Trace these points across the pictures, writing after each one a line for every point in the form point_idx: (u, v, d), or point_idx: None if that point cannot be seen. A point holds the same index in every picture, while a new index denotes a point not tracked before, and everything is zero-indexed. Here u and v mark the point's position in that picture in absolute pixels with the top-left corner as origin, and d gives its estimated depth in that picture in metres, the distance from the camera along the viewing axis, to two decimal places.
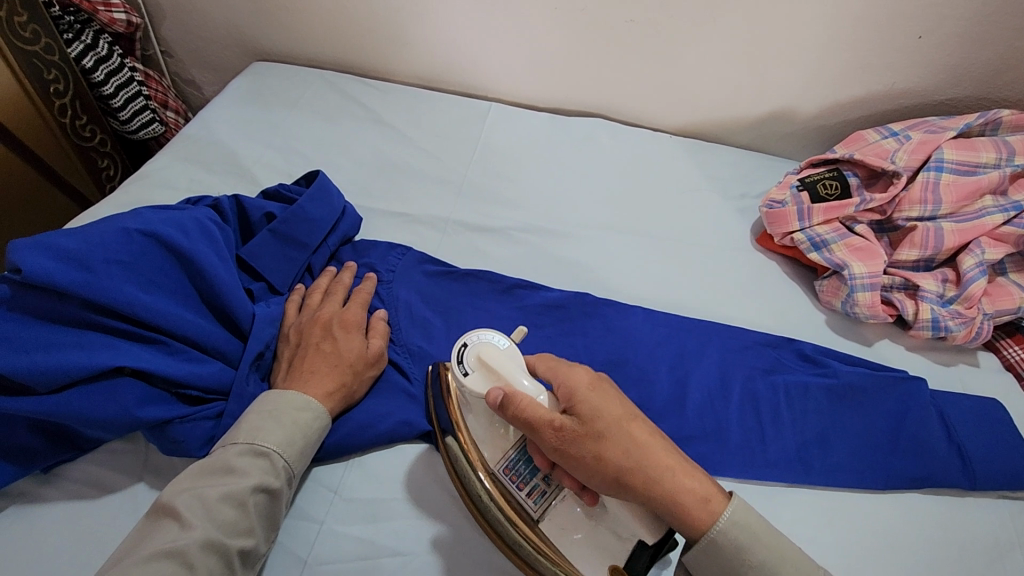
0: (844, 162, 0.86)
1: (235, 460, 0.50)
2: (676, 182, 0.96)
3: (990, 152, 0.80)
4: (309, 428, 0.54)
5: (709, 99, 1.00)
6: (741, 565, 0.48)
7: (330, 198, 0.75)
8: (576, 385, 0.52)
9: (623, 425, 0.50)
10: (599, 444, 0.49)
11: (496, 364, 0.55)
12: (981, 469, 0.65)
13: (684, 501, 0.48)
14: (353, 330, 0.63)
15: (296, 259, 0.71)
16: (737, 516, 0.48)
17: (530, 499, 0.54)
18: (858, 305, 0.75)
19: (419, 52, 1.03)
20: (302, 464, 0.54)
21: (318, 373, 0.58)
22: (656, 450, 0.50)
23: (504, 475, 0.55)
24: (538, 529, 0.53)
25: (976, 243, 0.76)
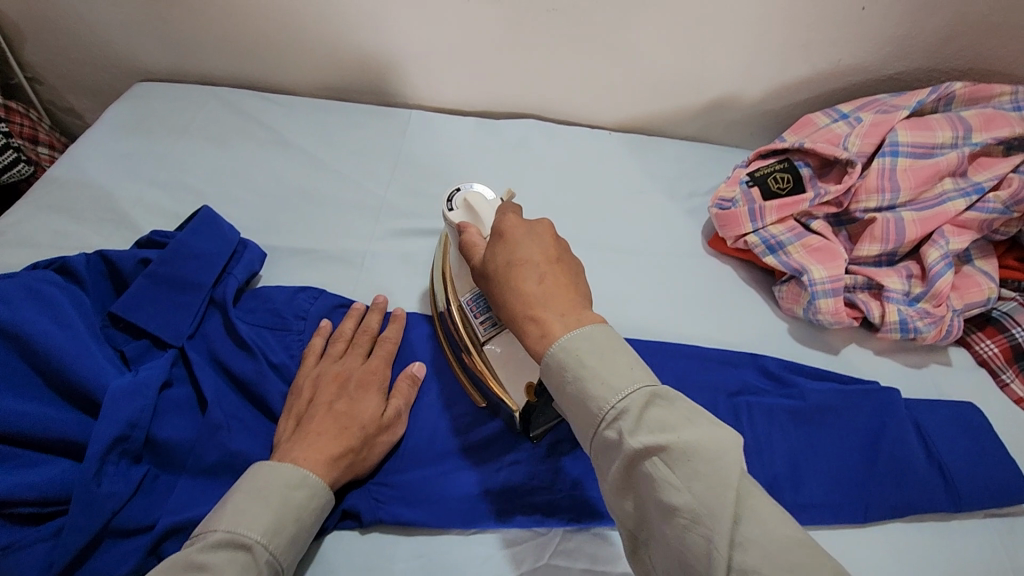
0: (795, 151, 0.79)
1: (210, 554, 0.42)
2: (617, 183, 0.88)
3: (946, 130, 0.73)
4: (303, 511, 0.48)
5: (645, 91, 0.92)
6: (602, 416, 0.40)
7: (221, 231, 0.66)
8: (509, 226, 0.49)
9: (534, 267, 0.47)
10: (486, 283, 0.50)
11: (476, 206, 0.58)
12: (965, 488, 0.59)
13: (529, 326, 0.45)
14: (371, 389, 0.58)
15: (189, 303, 0.60)
16: (575, 342, 0.42)
17: (480, 325, 0.57)
18: (821, 312, 0.69)
19: (322, 59, 0.92)
20: (289, 557, 0.46)
21: (325, 435, 0.52)
22: (537, 297, 0.45)
23: (466, 304, 0.59)
24: (478, 353, 0.57)
25: (940, 232, 0.70)
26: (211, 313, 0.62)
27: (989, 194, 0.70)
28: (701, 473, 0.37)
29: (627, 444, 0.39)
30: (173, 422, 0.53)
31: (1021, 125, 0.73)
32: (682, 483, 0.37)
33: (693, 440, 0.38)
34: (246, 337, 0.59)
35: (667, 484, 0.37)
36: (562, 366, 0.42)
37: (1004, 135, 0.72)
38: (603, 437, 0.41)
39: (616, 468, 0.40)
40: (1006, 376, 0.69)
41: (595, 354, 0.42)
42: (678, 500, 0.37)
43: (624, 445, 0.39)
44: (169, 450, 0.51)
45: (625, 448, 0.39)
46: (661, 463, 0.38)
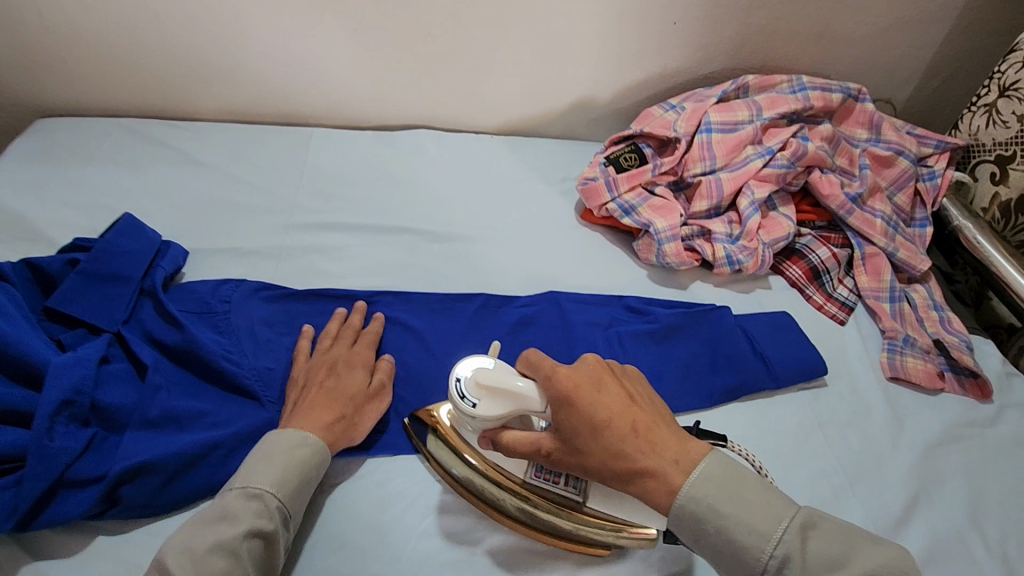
0: (638, 136, 0.98)
1: (230, 505, 0.52)
2: (502, 177, 1.03)
3: (744, 111, 0.95)
4: (305, 464, 0.57)
5: (517, 99, 1.08)
6: (762, 565, 0.49)
7: (144, 234, 0.72)
8: (576, 387, 0.54)
9: (623, 420, 0.53)
10: (575, 454, 0.55)
11: (491, 383, 0.59)
12: (783, 370, 0.76)
13: (654, 498, 0.51)
14: (357, 367, 0.68)
15: (122, 295, 0.67)
16: (698, 488, 0.50)
17: (566, 487, 0.61)
18: (667, 255, 0.86)
19: (226, 88, 1.01)
20: (298, 504, 0.56)
21: (318, 407, 0.62)
22: (637, 447, 0.52)
23: (536, 479, 0.62)
24: (586, 511, 0.60)
25: (747, 186, 0.90)
26: (143, 304, 0.68)
27: (778, 154, 0.91)
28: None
29: None
30: (114, 390, 0.59)
31: (796, 103, 0.95)
32: (845, 568, 0.47)
33: (862, 559, 0.47)
34: (177, 316, 0.66)
35: (835, 568, 0.47)
36: (707, 513, 0.50)
37: (785, 111, 0.94)
38: None
39: None
40: (810, 291, 0.89)
41: (728, 500, 0.50)
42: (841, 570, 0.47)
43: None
44: (113, 413, 0.58)
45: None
46: (820, 546, 0.48)
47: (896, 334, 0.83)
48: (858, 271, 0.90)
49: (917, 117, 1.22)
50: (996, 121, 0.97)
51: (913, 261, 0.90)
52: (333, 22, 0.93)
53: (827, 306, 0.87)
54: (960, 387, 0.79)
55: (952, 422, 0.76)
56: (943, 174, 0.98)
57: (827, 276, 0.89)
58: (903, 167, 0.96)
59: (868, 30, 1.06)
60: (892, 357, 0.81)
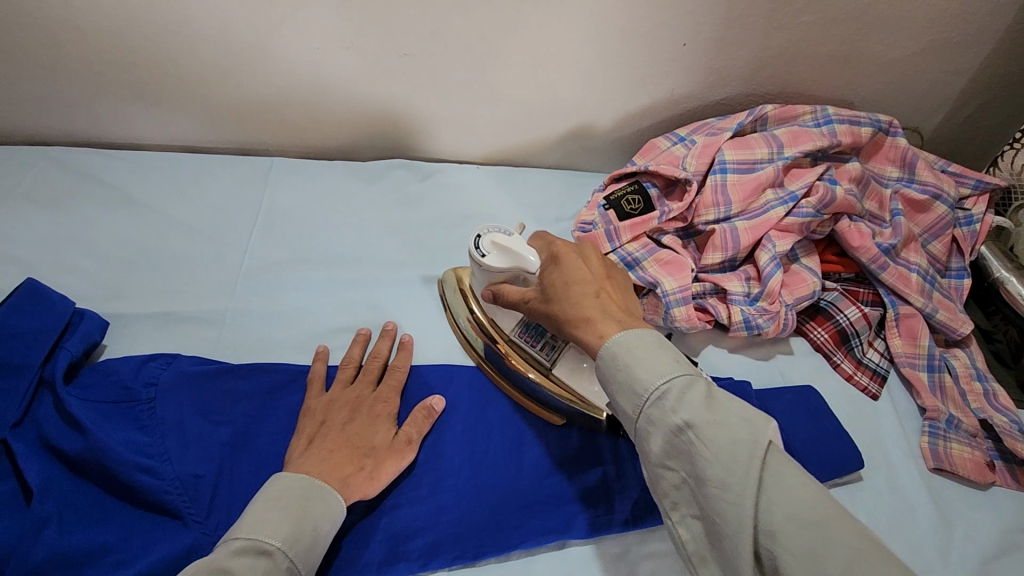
0: (642, 173, 0.86)
1: (234, 559, 0.45)
2: (488, 216, 0.91)
3: (763, 147, 0.83)
4: (317, 521, 0.51)
5: (505, 126, 0.96)
6: (647, 395, 0.46)
7: (49, 304, 0.60)
8: (563, 249, 0.60)
9: (591, 283, 0.57)
10: (547, 303, 0.58)
11: (504, 245, 0.63)
12: (812, 465, 0.65)
13: (587, 339, 0.53)
14: (383, 417, 0.63)
15: (14, 389, 0.54)
16: (627, 338, 0.50)
17: (541, 351, 0.67)
18: (676, 320, 0.74)
19: (173, 111, 0.88)
20: (307, 566, 0.49)
21: (335, 452, 0.57)
22: (592, 304, 0.55)
23: (518, 338, 0.68)
24: (552, 377, 0.66)
25: (768, 237, 0.78)
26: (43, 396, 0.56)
27: (802, 201, 0.80)
28: (734, 442, 0.42)
29: (670, 418, 0.45)
30: None
31: (822, 139, 0.84)
32: (713, 455, 0.42)
33: (735, 418, 0.44)
34: (79, 417, 0.54)
35: (705, 453, 0.43)
36: (614, 358, 0.49)
37: (809, 149, 0.83)
38: (648, 414, 0.46)
39: (658, 438, 0.45)
40: (837, 358, 0.78)
41: (642, 346, 0.49)
42: (711, 471, 0.42)
43: (666, 419, 0.45)
44: None
45: (669, 423, 0.45)
46: (695, 438, 0.44)
47: (939, 414, 0.72)
48: (891, 334, 0.79)
49: (945, 146, 1.11)
50: None
51: (954, 323, 0.79)
52: (290, 41, 0.81)
53: (856, 377, 0.76)
54: (1011, 480, 0.69)
55: (1005, 528, 0.65)
56: (983, 220, 0.87)
57: (856, 340, 0.78)
58: (939, 213, 0.86)
59: (899, 54, 0.94)
60: (934, 443, 0.70)
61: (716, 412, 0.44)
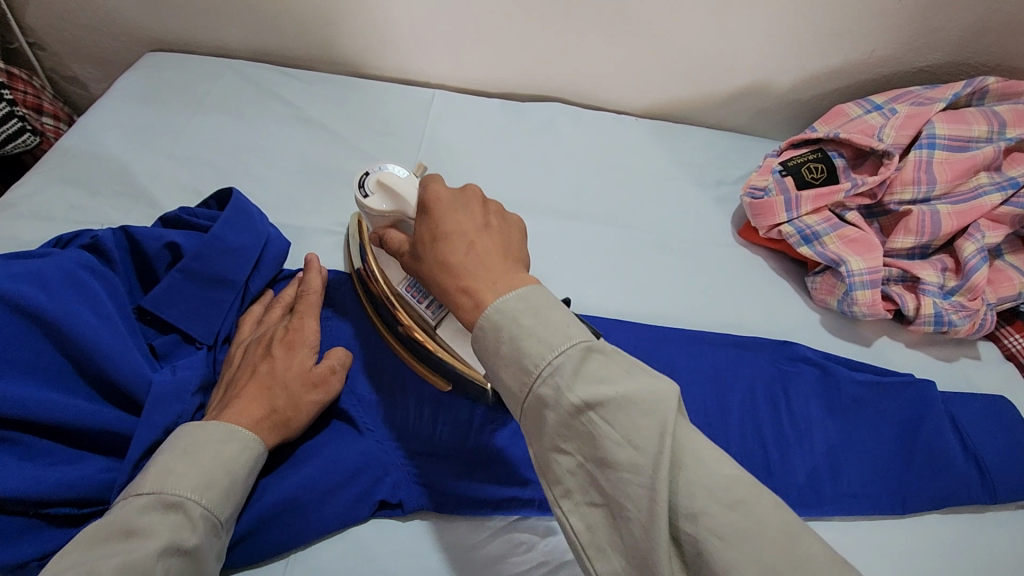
0: (828, 141, 0.79)
1: (139, 518, 0.39)
2: (644, 170, 0.87)
3: (982, 125, 0.73)
4: (234, 465, 0.45)
5: (673, 77, 0.90)
6: (537, 374, 0.38)
7: (254, 224, 0.62)
8: (436, 197, 0.46)
9: (462, 235, 0.44)
10: (414, 262, 0.47)
11: (389, 185, 0.53)
12: (1001, 482, 0.60)
13: (460, 304, 0.42)
14: (298, 346, 0.55)
15: (222, 304, 0.58)
16: (512, 303, 0.40)
17: (428, 310, 0.55)
18: (856, 304, 0.68)
19: (344, 32, 0.88)
20: (228, 511, 0.44)
21: (244, 398, 0.50)
22: (467, 265, 0.42)
23: (406, 291, 0.56)
24: (435, 337, 0.56)
25: (975, 226, 0.70)
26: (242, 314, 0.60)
27: (1023, 190, 0.71)
28: (640, 414, 0.36)
29: (565, 402, 0.37)
30: None
31: None
32: (622, 436, 0.36)
33: (632, 389, 0.36)
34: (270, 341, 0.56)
35: (624, 427, 0.36)
36: (495, 332, 0.40)
37: None
38: (536, 398, 0.38)
39: (551, 424, 0.38)
40: None
41: (530, 313, 0.39)
42: (620, 454, 0.35)
43: (558, 402, 0.37)
44: None
45: (562, 408, 0.37)
46: (598, 418, 0.36)
47: None
48: None
49: None
50: None
51: None
52: None
53: None
54: None
55: None
56: None
57: None
58: None
59: None
60: None
61: (613, 388, 0.36)
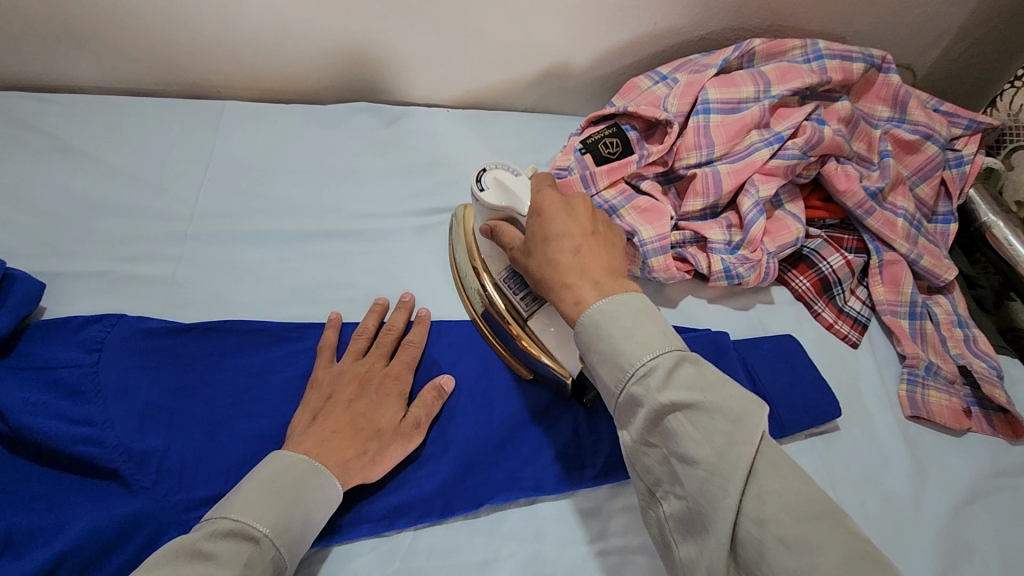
0: (622, 115, 0.81)
1: (219, 543, 0.43)
2: (459, 161, 0.86)
3: (749, 86, 0.78)
4: (314, 506, 0.49)
5: (475, 66, 0.89)
6: (631, 372, 0.44)
7: None
8: (549, 201, 0.54)
9: (570, 240, 0.51)
10: (527, 256, 0.54)
11: (507, 183, 0.58)
12: (787, 416, 0.65)
13: (564, 306, 0.49)
14: (395, 396, 0.59)
15: None
16: (613, 307, 0.46)
17: (522, 302, 0.61)
18: (654, 270, 0.71)
19: (106, 49, 0.79)
20: (291, 558, 0.47)
21: (339, 433, 0.53)
22: (569, 263, 0.50)
23: (504, 283, 0.62)
24: (524, 327, 0.61)
25: (751, 182, 0.75)
26: None
27: (788, 142, 0.75)
28: (727, 419, 0.41)
29: (656, 399, 0.42)
30: None
31: (812, 75, 0.79)
32: (703, 437, 0.41)
33: (722, 397, 0.42)
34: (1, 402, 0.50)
35: (688, 438, 0.41)
36: (596, 327, 0.46)
37: (798, 86, 0.78)
38: (630, 394, 0.44)
39: (641, 419, 0.44)
40: (818, 306, 0.76)
41: (625, 316, 0.46)
42: (697, 453, 0.41)
43: (651, 398, 0.43)
44: None
45: (652, 404, 0.43)
46: (683, 420, 0.42)
47: (918, 361, 0.71)
48: (874, 282, 0.77)
49: (935, 84, 1.06)
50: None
51: (937, 269, 0.77)
52: None
53: (837, 326, 0.75)
54: (989, 426, 0.68)
55: (975, 472, 0.65)
56: (974, 160, 0.84)
57: (839, 288, 0.76)
58: (929, 154, 0.82)
59: None
60: (913, 390, 0.69)
61: (706, 395, 0.42)
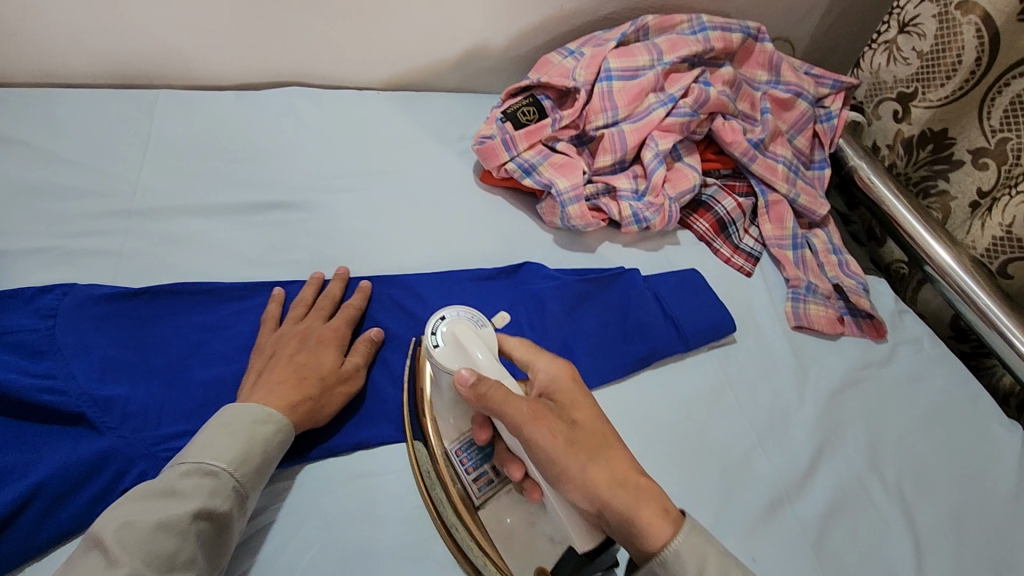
0: (537, 86, 0.90)
1: (181, 482, 0.47)
2: (391, 136, 0.92)
3: (645, 55, 0.89)
4: (269, 442, 0.53)
5: (400, 49, 0.96)
6: (655, 553, 0.48)
7: None
8: (555, 382, 0.54)
9: (603, 432, 0.52)
10: (569, 426, 0.51)
11: (465, 339, 0.56)
12: (692, 332, 0.74)
13: (637, 516, 0.48)
14: (334, 345, 0.64)
15: None
16: (687, 542, 0.47)
17: (476, 485, 0.57)
18: (572, 218, 0.80)
19: (33, 42, 0.81)
20: (253, 487, 0.52)
21: (284, 384, 0.58)
22: (620, 458, 0.51)
23: (456, 458, 0.58)
24: (478, 521, 0.57)
25: (651, 137, 0.85)
26: None
27: (680, 102, 0.86)
28: None
29: None
30: None
31: (697, 45, 0.90)
32: None
33: None
34: None
35: None
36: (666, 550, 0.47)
37: (685, 54, 0.89)
38: (654, 557, 0.48)
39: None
40: (717, 244, 0.87)
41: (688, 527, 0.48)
42: None
43: None
44: None
45: None
46: None
47: (799, 282, 0.83)
48: (762, 220, 0.88)
49: (813, 54, 1.20)
50: (896, 58, 0.93)
51: (813, 206, 0.90)
52: None
53: (733, 259, 0.86)
54: (858, 330, 0.81)
55: (849, 367, 0.77)
56: (840, 115, 0.98)
57: (733, 227, 0.88)
58: (801, 110, 0.95)
59: None
60: (796, 306, 0.81)
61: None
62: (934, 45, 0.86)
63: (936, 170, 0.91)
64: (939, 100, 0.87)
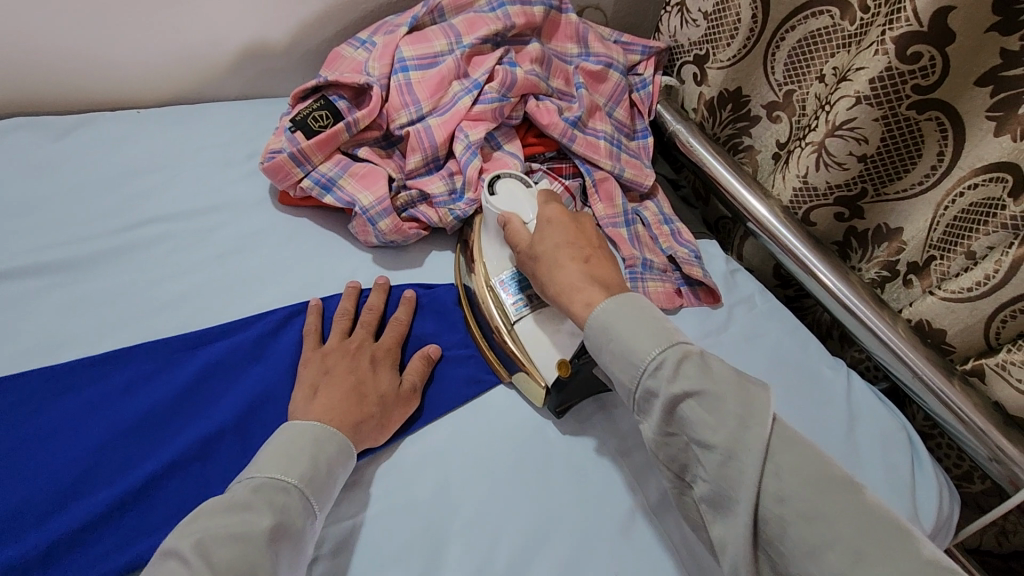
0: (327, 87, 0.79)
1: (253, 494, 0.48)
2: (160, 161, 0.77)
3: (441, 39, 0.81)
4: (336, 462, 0.54)
5: (154, 56, 0.81)
6: None
7: None
8: (552, 216, 0.68)
9: (586, 257, 0.64)
10: (534, 259, 0.66)
11: (514, 190, 0.71)
12: None
13: (575, 305, 0.61)
14: (389, 366, 0.64)
15: None
16: None
17: (514, 306, 0.68)
18: (386, 233, 0.72)
19: None
20: (321, 502, 0.52)
21: (341, 399, 0.58)
22: (583, 267, 0.63)
23: (499, 285, 0.70)
24: (511, 334, 0.68)
25: (459, 129, 0.78)
26: None
27: (486, 87, 0.79)
28: None
29: None
30: None
31: (496, 22, 0.83)
32: None
33: None
34: None
35: None
36: None
37: (484, 34, 0.82)
38: None
39: None
40: None
41: None
42: None
43: None
44: None
45: None
46: None
47: (635, 260, 0.80)
48: (593, 201, 0.85)
49: (625, 20, 1.18)
50: (687, 20, 0.95)
51: (639, 177, 0.88)
52: None
53: None
54: (695, 298, 0.81)
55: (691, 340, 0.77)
56: (654, 81, 0.98)
57: None
58: (615, 81, 0.92)
59: None
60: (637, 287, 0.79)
61: None
62: (715, 5, 0.88)
63: (739, 128, 0.94)
64: (727, 60, 0.90)
